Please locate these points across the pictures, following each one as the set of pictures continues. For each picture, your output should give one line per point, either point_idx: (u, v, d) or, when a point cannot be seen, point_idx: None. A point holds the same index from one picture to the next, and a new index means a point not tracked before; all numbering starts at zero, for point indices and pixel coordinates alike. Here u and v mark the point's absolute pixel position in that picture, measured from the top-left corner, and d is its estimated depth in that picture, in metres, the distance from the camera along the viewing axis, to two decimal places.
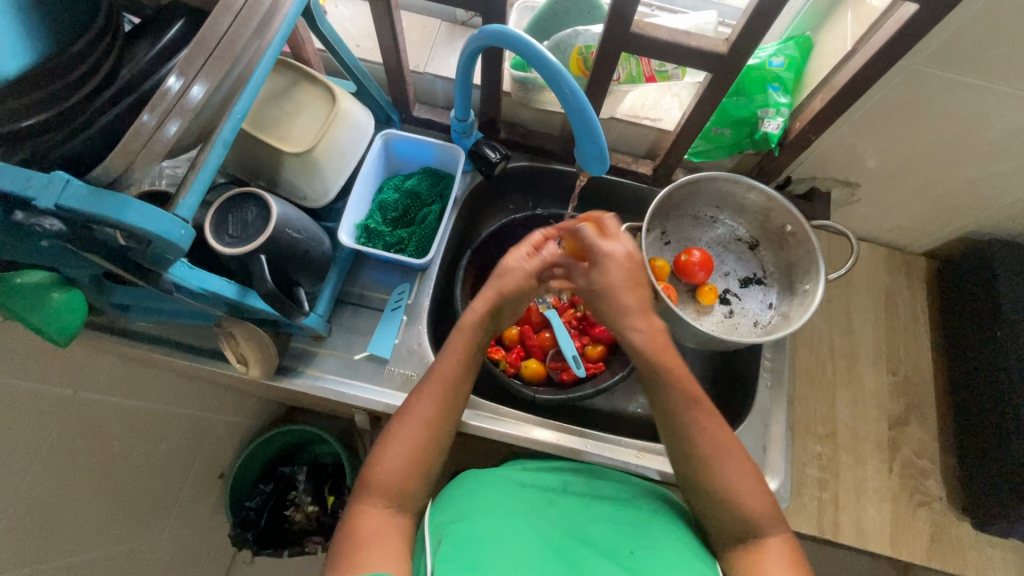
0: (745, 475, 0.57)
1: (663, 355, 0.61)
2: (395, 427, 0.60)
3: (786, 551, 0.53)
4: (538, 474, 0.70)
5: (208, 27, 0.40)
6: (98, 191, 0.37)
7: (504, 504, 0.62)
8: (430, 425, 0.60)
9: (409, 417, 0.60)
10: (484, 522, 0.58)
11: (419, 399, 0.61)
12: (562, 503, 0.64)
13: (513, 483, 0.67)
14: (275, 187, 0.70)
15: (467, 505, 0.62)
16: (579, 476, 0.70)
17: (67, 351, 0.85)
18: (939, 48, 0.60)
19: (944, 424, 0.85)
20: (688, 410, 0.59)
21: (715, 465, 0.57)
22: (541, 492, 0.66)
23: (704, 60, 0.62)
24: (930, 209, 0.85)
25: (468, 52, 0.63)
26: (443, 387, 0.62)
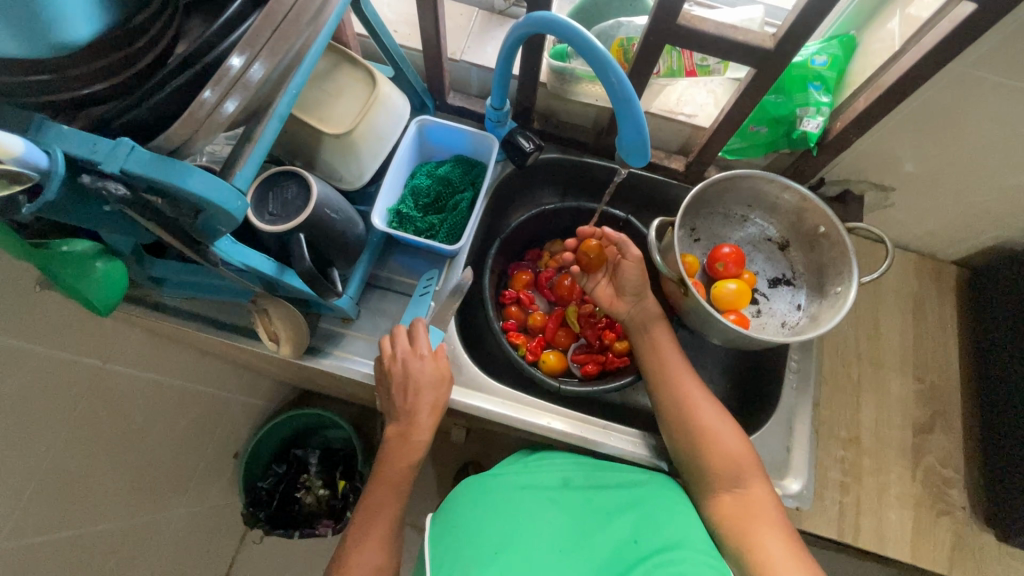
0: (736, 441, 0.65)
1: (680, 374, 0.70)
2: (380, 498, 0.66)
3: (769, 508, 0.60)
4: (536, 471, 0.70)
5: (275, 2, 0.40)
6: (160, 157, 0.38)
7: (503, 510, 0.63)
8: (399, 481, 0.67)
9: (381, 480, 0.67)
10: (483, 535, 0.60)
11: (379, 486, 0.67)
12: (562, 503, 0.65)
13: (511, 485, 0.67)
14: (312, 168, 0.71)
15: (463, 517, 0.63)
16: (578, 470, 0.70)
17: (97, 324, 0.86)
18: (990, 51, 0.59)
19: (969, 434, 0.84)
20: (686, 390, 0.68)
21: (704, 426, 0.65)
22: (540, 491, 0.67)
23: (749, 56, 0.62)
24: (967, 216, 0.84)
25: (511, 40, 0.63)
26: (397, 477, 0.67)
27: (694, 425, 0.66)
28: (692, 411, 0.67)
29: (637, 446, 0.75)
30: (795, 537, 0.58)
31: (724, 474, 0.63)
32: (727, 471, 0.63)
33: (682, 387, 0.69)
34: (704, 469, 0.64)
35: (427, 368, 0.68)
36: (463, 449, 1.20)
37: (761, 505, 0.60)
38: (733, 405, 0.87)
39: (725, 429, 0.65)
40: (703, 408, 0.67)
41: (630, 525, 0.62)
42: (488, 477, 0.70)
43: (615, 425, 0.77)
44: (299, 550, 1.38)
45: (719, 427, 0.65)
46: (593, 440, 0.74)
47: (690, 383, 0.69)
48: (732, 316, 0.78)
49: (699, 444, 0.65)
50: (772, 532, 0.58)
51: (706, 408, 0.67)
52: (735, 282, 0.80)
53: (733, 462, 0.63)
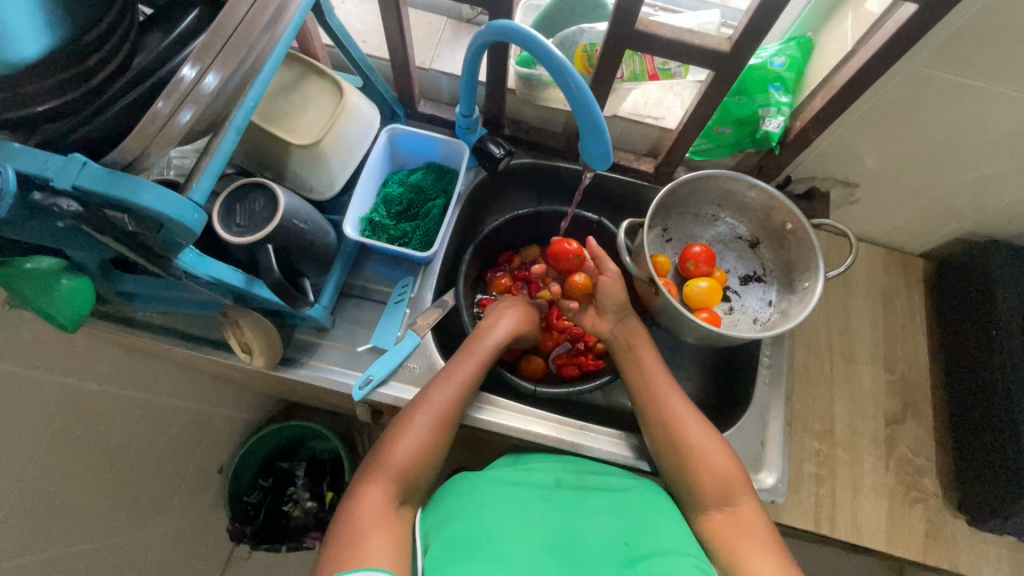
0: (721, 453, 0.64)
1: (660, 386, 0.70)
2: (401, 431, 0.62)
3: (761, 523, 0.60)
4: (529, 470, 0.70)
5: (224, 16, 0.40)
6: (114, 173, 0.38)
7: (494, 506, 0.62)
8: (445, 416, 0.64)
9: (422, 407, 0.64)
10: (474, 525, 0.59)
11: (407, 431, 0.62)
12: (554, 502, 0.65)
13: (505, 484, 0.67)
14: (281, 179, 0.71)
15: (456, 507, 0.63)
16: (570, 471, 0.69)
17: (71, 342, 0.85)
18: (937, 49, 0.61)
19: (939, 422, 0.86)
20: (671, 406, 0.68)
21: (689, 442, 0.65)
22: (531, 489, 0.66)
23: (707, 59, 0.63)
24: (929, 210, 0.87)
25: (474, 48, 0.64)
26: (431, 425, 0.63)
27: (682, 440, 0.65)
28: (680, 429, 0.66)
29: (614, 446, 0.75)
30: (786, 556, 0.57)
31: (716, 491, 0.62)
32: (717, 489, 0.62)
33: (671, 405, 0.68)
34: (694, 486, 0.63)
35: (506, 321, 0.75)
36: (447, 457, 1.19)
37: (751, 524, 0.60)
38: (710, 402, 0.88)
39: (711, 443, 0.65)
40: (688, 421, 0.66)
41: (619, 527, 0.62)
42: (480, 473, 0.69)
43: (593, 426, 0.78)
44: (287, 565, 1.37)
45: (706, 443, 0.64)
46: (570, 441, 0.75)
47: (675, 396, 0.69)
48: (703, 314, 0.79)
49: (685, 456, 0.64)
50: (762, 551, 0.57)
51: (691, 421, 0.66)
52: (706, 281, 0.81)
53: (723, 480, 0.62)
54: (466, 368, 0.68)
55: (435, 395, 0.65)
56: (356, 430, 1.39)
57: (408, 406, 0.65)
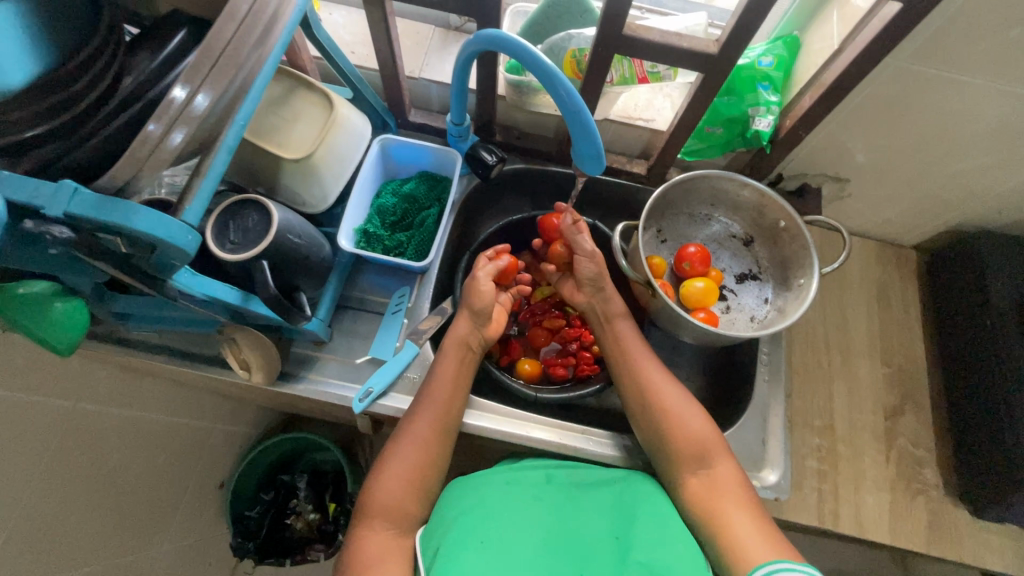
0: (698, 420, 0.65)
1: (637, 358, 0.72)
2: (385, 464, 0.63)
3: (736, 480, 0.61)
4: (523, 468, 0.70)
5: (212, 37, 0.40)
6: (105, 199, 0.38)
7: (487, 505, 0.62)
8: (426, 444, 0.64)
9: (401, 441, 0.64)
10: (466, 524, 0.59)
11: (390, 466, 0.63)
12: (548, 499, 0.65)
13: (497, 482, 0.66)
14: (274, 194, 0.71)
15: (450, 511, 0.62)
16: (563, 468, 0.70)
17: (66, 364, 0.84)
18: (921, 45, 0.62)
19: (938, 413, 0.87)
20: (648, 377, 0.69)
21: (668, 410, 0.66)
22: (525, 487, 0.66)
23: (695, 61, 0.63)
24: (919, 203, 0.87)
25: (463, 57, 0.64)
26: (414, 455, 0.63)
27: (657, 405, 0.67)
28: (654, 395, 0.68)
29: (617, 450, 0.75)
30: (761, 510, 0.58)
31: (691, 453, 0.63)
32: (692, 449, 0.63)
33: (647, 376, 0.69)
34: (672, 448, 0.64)
35: (466, 326, 0.73)
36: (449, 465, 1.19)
37: (726, 481, 0.61)
38: (710, 401, 0.88)
39: (684, 405, 0.66)
40: (663, 388, 0.68)
41: (613, 522, 0.61)
42: (474, 475, 0.69)
43: (596, 430, 0.77)
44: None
45: (678, 406, 0.66)
46: (573, 446, 0.75)
47: (650, 365, 0.71)
48: (701, 314, 0.79)
49: (663, 423, 0.66)
50: (737, 506, 0.58)
51: (666, 386, 0.68)
52: (702, 280, 0.82)
53: (697, 442, 0.63)
54: (443, 384, 0.68)
55: (413, 427, 0.65)
56: (357, 441, 1.38)
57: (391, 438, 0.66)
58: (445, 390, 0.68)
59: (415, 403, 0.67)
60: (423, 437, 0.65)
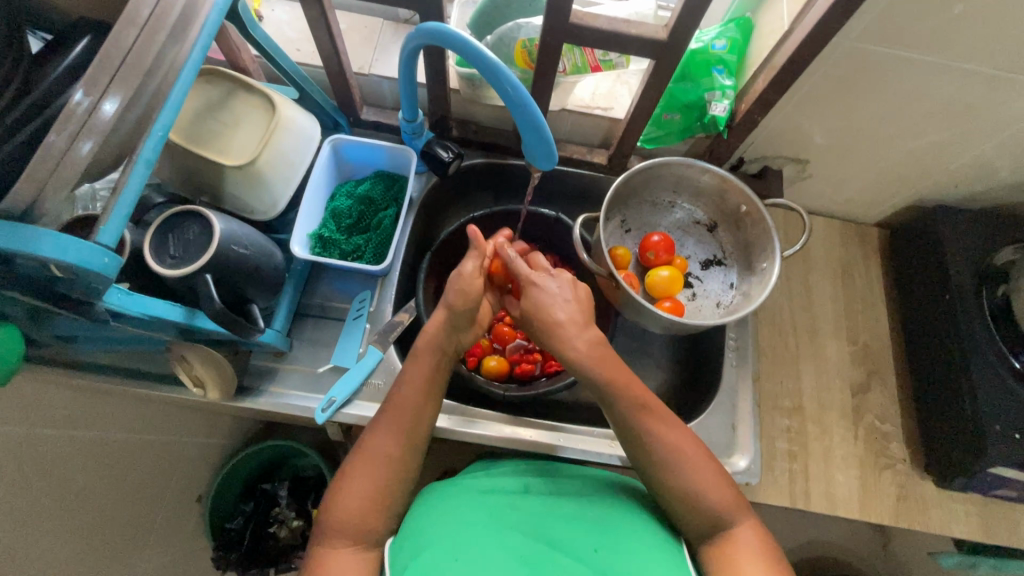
0: (718, 481, 0.57)
1: (650, 415, 0.60)
2: (347, 476, 0.60)
3: (755, 542, 0.54)
4: (501, 478, 0.70)
5: (111, 44, 0.38)
6: (7, 225, 0.35)
7: (462, 514, 0.62)
8: (391, 460, 0.61)
9: (364, 455, 0.61)
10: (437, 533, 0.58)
11: (351, 482, 0.60)
12: (524, 506, 0.64)
13: (474, 493, 0.66)
14: (219, 203, 0.68)
15: (421, 520, 0.61)
16: (542, 477, 0.69)
17: (16, 389, 0.81)
18: (870, 25, 0.61)
19: (903, 387, 0.88)
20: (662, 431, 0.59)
21: (686, 472, 0.57)
22: (500, 497, 0.66)
23: (645, 48, 0.62)
24: (878, 181, 0.88)
25: (407, 51, 0.61)
26: (378, 470, 0.60)
27: (661, 456, 0.58)
28: (671, 458, 0.58)
29: (589, 444, 0.75)
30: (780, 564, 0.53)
31: (706, 515, 0.56)
32: (700, 505, 0.56)
33: (662, 432, 0.59)
34: (684, 507, 0.57)
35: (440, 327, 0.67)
36: (428, 464, 1.18)
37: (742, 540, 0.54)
38: (681, 389, 0.88)
39: (691, 452, 0.58)
40: (674, 445, 0.58)
41: (585, 525, 0.61)
42: (452, 486, 0.69)
43: (566, 426, 0.77)
44: None
45: (688, 461, 0.58)
46: (544, 443, 0.74)
47: (665, 418, 0.60)
48: (666, 303, 0.79)
49: (679, 487, 0.57)
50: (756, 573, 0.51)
51: (673, 438, 0.59)
52: (666, 269, 0.81)
53: (706, 498, 0.56)
54: (409, 399, 0.64)
55: (376, 441, 0.62)
56: (336, 445, 1.36)
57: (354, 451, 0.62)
58: (411, 403, 0.64)
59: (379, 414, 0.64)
60: (388, 452, 0.61)
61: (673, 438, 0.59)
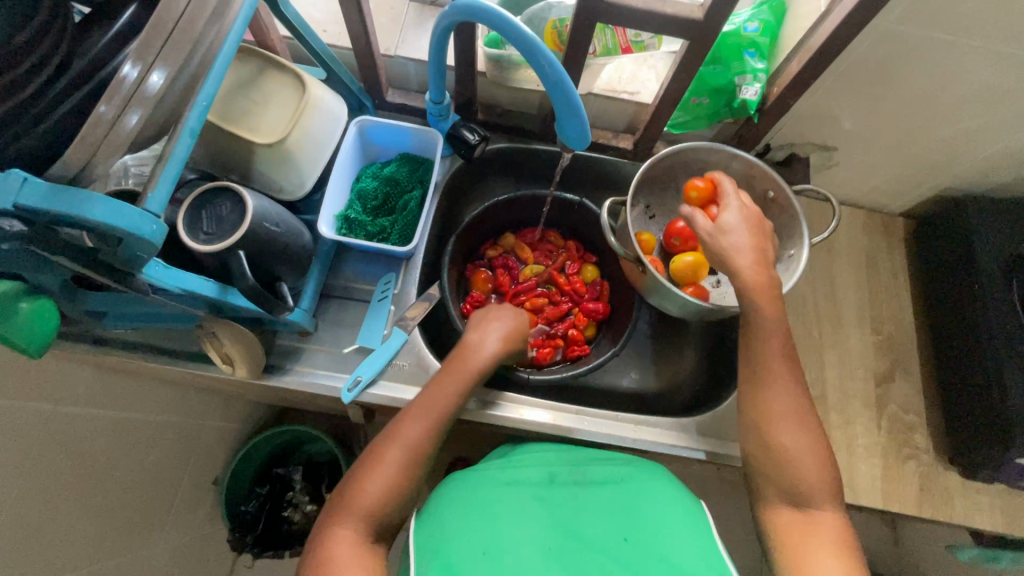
0: (810, 456, 0.57)
1: (779, 370, 0.61)
2: (376, 457, 0.59)
3: (832, 529, 0.55)
4: (525, 465, 0.69)
5: (163, 9, 0.37)
6: (58, 189, 0.36)
7: (489, 505, 0.61)
8: (420, 449, 0.60)
9: (394, 438, 0.60)
10: (466, 525, 0.58)
11: (379, 463, 0.58)
12: (549, 498, 0.64)
13: (498, 483, 0.66)
14: (248, 181, 0.68)
15: (448, 510, 0.61)
16: (567, 465, 0.69)
17: (43, 366, 0.82)
18: (910, 6, 0.60)
19: (927, 378, 0.87)
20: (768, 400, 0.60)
21: (783, 445, 0.58)
22: (526, 486, 0.65)
23: (680, 28, 0.61)
24: (906, 170, 0.87)
25: (440, 30, 0.61)
26: (406, 455, 0.59)
27: (775, 443, 0.58)
28: (771, 426, 0.59)
29: (612, 428, 0.75)
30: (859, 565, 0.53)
31: (792, 502, 0.57)
32: (795, 492, 0.57)
33: (772, 398, 0.60)
34: (776, 491, 0.58)
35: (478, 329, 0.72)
36: (444, 449, 1.19)
37: (823, 532, 0.55)
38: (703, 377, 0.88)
39: (803, 444, 0.58)
40: (789, 437, 0.58)
41: (615, 519, 0.61)
42: (476, 474, 0.68)
43: (589, 410, 0.77)
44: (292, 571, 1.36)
45: (790, 438, 0.58)
46: (567, 427, 0.74)
47: (777, 385, 0.60)
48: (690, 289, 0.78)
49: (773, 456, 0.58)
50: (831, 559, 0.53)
51: (791, 429, 0.58)
52: (692, 254, 0.80)
53: (803, 489, 0.56)
54: (445, 395, 0.64)
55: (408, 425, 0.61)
56: (351, 431, 1.37)
57: (381, 437, 0.61)
58: (445, 401, 0.64)
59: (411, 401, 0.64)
60: (418, 441, 0.61)
61: (783, 398, 0.60)
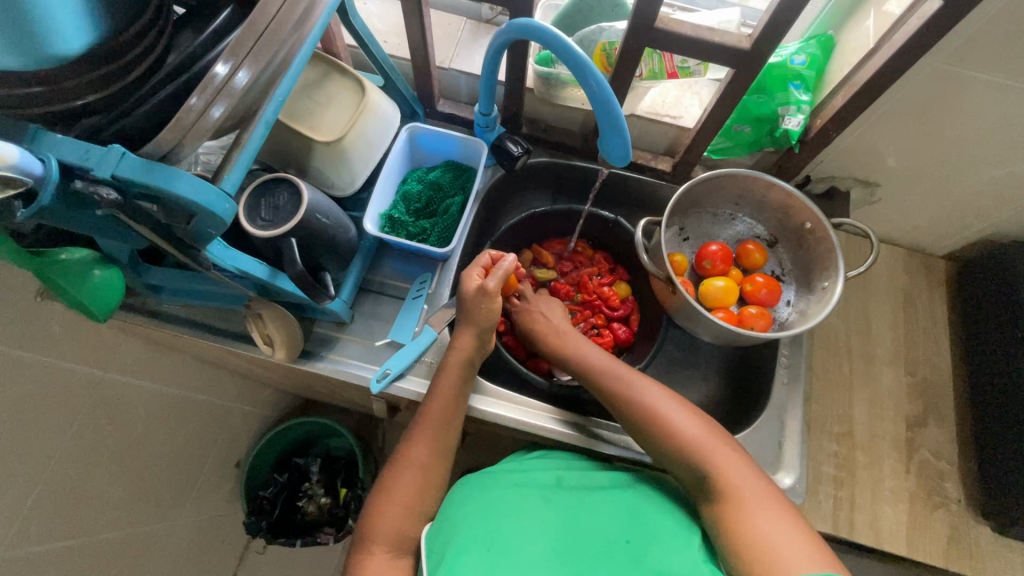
0: (693, 420, 0.62)
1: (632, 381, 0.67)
2: (396, 475, 0.63)
3: (750, 478, 0.57)
4: (534, 470, 0.70)
5: (258, 12, 0.42)
6: (150, 163, 0.40)
7: (499, 506, 0.63)
8: (430, 471, 0.64)
9: (408, 457, 0.64)
10: (475, 526, 0.59)
11: (402, 480, 0.63)
12: (557, 502, 0.64)
13: (510, 485, 0.67)
14: (304, 175, 0.73)
15: (462, 509, 0.63)
16: (575, 471, 0.69)
17: (98, 334, 0.87)
18: (962, 46, 0.60)
19: (963, 427, 0.85)
20: (644, 393, 0.65)
21: (671, 421, 0.62)
22: (535, 489, 0.66)
23: (727, 56, 0.63)
24: (951, 211, 0.85)
25: (494, 47, 0.65)
26: (425, 470, 0.64)
27: (662, 428, 0.63)
28: (656, 413, 0.63)
29: (632, 446, 0.75)
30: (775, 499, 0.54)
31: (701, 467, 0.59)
32: (689, 455, 0.60)
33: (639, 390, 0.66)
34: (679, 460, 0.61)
35: (469, 344, 0.70)
36: (461, 453, 1.20)
37: (733, 478, 0.57)
38: (725, 402, 0.87)
39: (681, 414, 0.63)
40: (666, 410, 0.63)
41: (621, 525, 0.61)
42: (487, 475, 0.69)
43: (608, 422, 0.77)
44: (301, 561, 1.38)
45: (671, 409, 0.63)
46: (586, 439, 0.75)
47: (642, 380, 0.67)
48: (721, 312, 0.78)
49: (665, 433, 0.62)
50: (755, 505, 0.54)
51: (672, 406, 0.64)
52: (722, 280, 0.81)
53: (692, 444, 0.60)
54: (442, 403, 0.67)
55: (419, 439, 0.66)
56: (371, 427, 1.40)
57: (391, 464, 0.66)
58: (444, 413, 0.67)
59: (422, 410, 0.67)
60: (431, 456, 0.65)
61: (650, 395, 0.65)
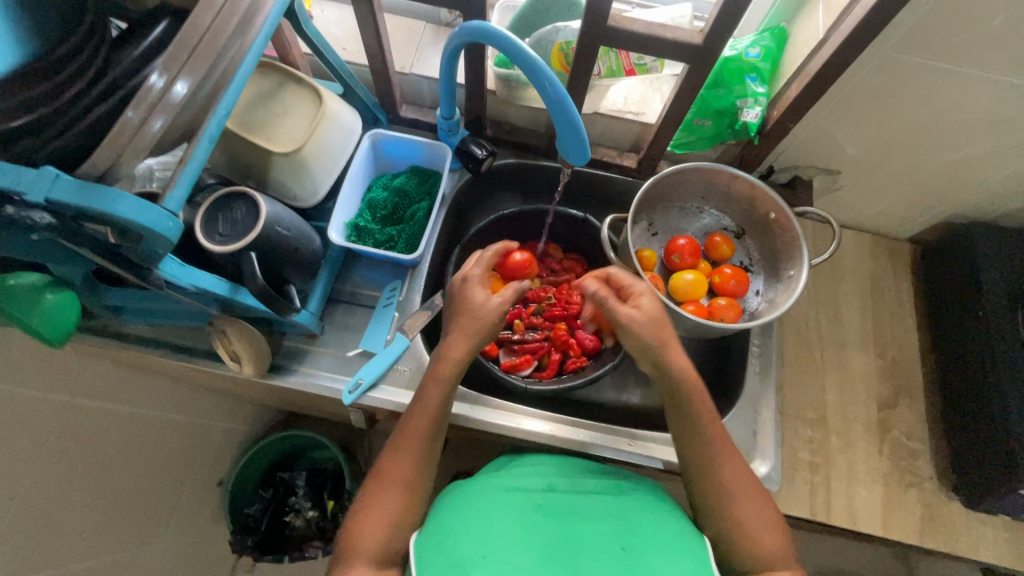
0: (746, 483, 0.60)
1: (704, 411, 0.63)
2: (373, 491, 0.62)
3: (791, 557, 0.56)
4: (523, 475, 0.69)
5: (190, 24, 0.41)
6: (87, 184, 0.39)
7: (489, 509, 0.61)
8: (411, 488, 0.62)
9: (384, 477, 0.63)
10: (466, 529, 0.58)
11: (380, 499, 0.61)
12: (548, 507, 0.63)
13: (501, 489, 0.65)
14: (265, 188, 0.72)
15: (453, 514, 0.61)
16: (563, 476, 0.68)
17: (62, 359, 0.85)
18: (905, 36, 0.62)
19: (932, 406, 0.86)
20: (703, 433, 0.63)
21: (720, 473, 0.61)
22: (526, 494, 0.64)
23: (679, 51, 0.64)
24: (910, 194, 0.87)
25: (450, 50, 0.64)
26: (401, 484, 0.62)
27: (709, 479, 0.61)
28: (712, 464, 0.61)
29: (608, 441, 0.75)
30: None
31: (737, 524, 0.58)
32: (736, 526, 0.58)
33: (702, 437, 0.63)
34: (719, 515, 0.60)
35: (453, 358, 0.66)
36: (445, 459, 1.19)
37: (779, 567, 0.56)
38: None
39: (736, 481, 0.60)
40: (727, 479, 0.61)
41: (614, 529, 0.60)
42: (476, 481, 0.68)
43: (586, 421, 0.78)
44: None
45: (727, 462, 0.61)
46: (562, 439, 0.75)
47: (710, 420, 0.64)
48: (691, 306, 0.79)
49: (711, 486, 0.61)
50: None
51: (726, 463, 0.62)
52: (691, 272, 0.82)
53: (743, 520, 0.58)
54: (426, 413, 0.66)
55: (398, 459, 0.63)
56: None
57: (372, 481, 0.63)
58: (426, 430, 0.65)
59: (400, 429, 0.65)
60: (409, 470, 0.63)
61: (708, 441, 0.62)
